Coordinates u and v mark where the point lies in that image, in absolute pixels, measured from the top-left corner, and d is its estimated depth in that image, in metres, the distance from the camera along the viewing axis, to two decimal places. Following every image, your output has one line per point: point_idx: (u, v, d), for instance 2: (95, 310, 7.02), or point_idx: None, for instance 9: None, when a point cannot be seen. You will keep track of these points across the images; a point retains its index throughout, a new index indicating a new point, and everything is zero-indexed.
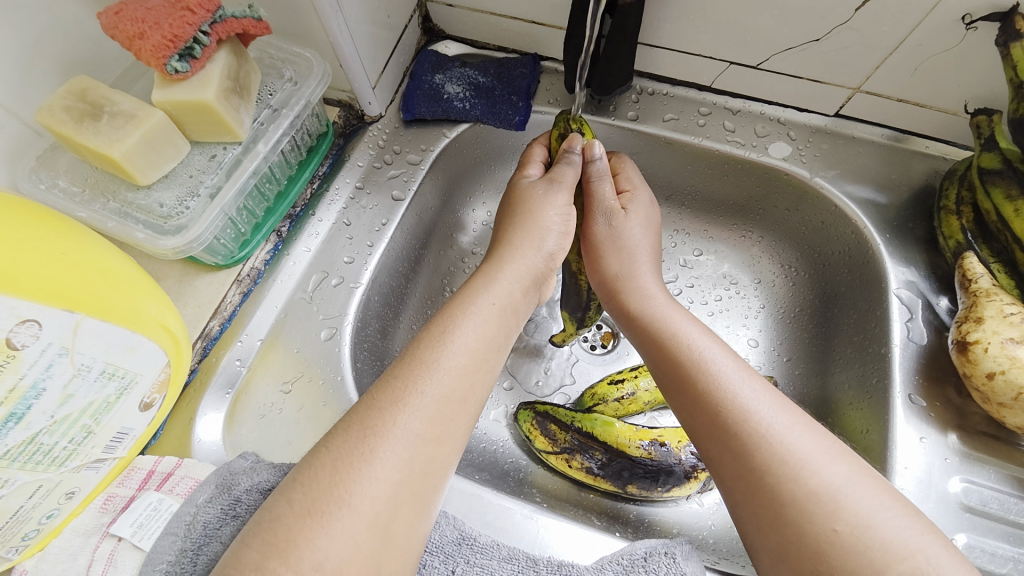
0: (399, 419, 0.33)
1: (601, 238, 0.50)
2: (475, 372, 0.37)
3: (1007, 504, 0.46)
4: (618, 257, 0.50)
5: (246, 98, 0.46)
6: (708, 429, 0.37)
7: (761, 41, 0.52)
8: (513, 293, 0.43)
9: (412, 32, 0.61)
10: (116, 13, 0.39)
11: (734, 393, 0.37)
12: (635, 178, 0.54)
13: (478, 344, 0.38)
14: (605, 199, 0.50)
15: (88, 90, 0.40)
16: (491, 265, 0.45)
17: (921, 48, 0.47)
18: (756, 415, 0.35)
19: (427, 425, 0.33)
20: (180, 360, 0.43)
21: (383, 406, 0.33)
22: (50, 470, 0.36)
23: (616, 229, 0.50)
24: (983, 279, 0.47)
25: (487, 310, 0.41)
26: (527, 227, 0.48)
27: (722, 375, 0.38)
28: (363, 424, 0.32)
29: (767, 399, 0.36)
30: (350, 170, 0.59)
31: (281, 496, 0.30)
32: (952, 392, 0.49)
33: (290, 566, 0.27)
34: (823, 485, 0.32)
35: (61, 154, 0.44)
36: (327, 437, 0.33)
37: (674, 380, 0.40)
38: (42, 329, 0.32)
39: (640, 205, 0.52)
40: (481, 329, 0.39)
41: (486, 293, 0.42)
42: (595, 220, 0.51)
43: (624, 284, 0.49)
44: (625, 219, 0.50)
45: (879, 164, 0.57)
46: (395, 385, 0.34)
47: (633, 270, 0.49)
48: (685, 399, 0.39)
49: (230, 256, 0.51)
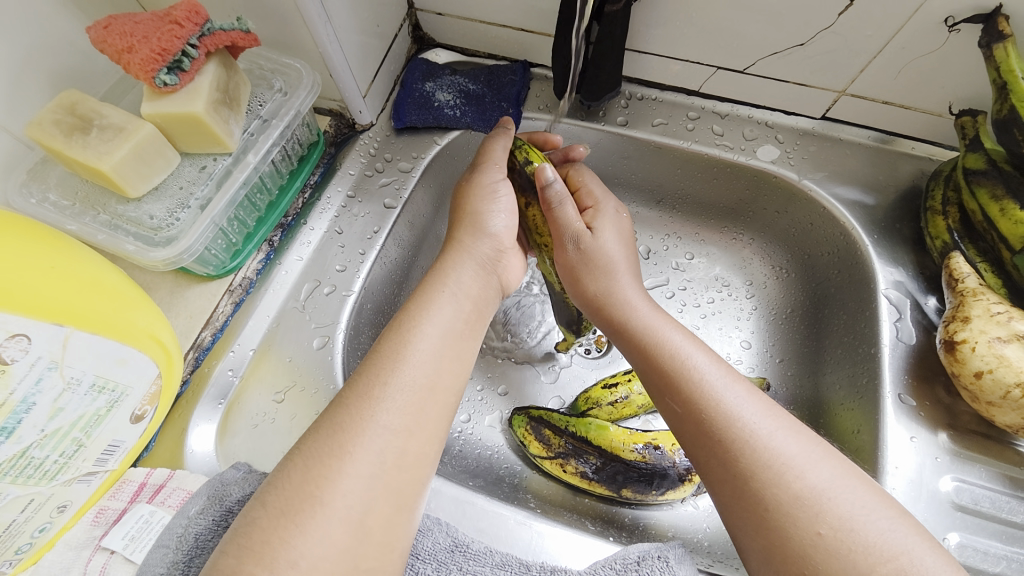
0: (373, 414, 0.33)
1: (573, 260, 0.48)
2: (444, 362, 0.38)
3: (997, 502, 0.46)
4: (594, 269, 0.47)
5: (236, 110, 0.46)
6: (693, 437, 0.37)
7: (747, 46, 0.52)
8: (470, 288, 0.43)
9: (402, 41, 0.61)
10: (105, 28, 0.39)
11: (718, 401, 0.37)
12: (597, 190, 0.53)
13: (445, 335, 0.39)
14: (571, 224, 0.47)
15: (77, 104, 0.41)
16: (445, 263, 0.45)
17: (904, 50, 0.48)
18: (740, 421, 0.35)
19: (400, 418, 0.34)
20: (171, 371, 0.43)
21: (349, 403, 0.34)
22: (41, 484, 0.36)
23: (586, 253, 0.47)
24: (970, 278, 0.48)
25: (443, 305, 0.41)
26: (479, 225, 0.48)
27: (707, 382, 0.38)
28: (331, 421, 0.33)
29: (751, 404, 0.37)
30: (341, 178, 0.59)
31: (256, 500, 0.31)
32: (942, 391, 0.49)
33: (265, 568, 0.28)
34: (807, 488, 0.32)
35: (51, 168, 0.44)
36: (300, 438, 0.33)
37: (659, 388, 0.40)
38: (32, 344, 0.32)
39: (608, 220, 0.50)
40: (439, 322, 0.39)
41: (438, 288, 0.42)
42: (563, 245, 0.48)
43: (603, 299, 0.47)
44: (595, 239, 0.48)
45: (867, 166, 0.58)
46: (361, 382, 0.35)
47: (614, 275, 0.47)
48: (671, 406, 0.39)
49: (221, 266, 0.51)
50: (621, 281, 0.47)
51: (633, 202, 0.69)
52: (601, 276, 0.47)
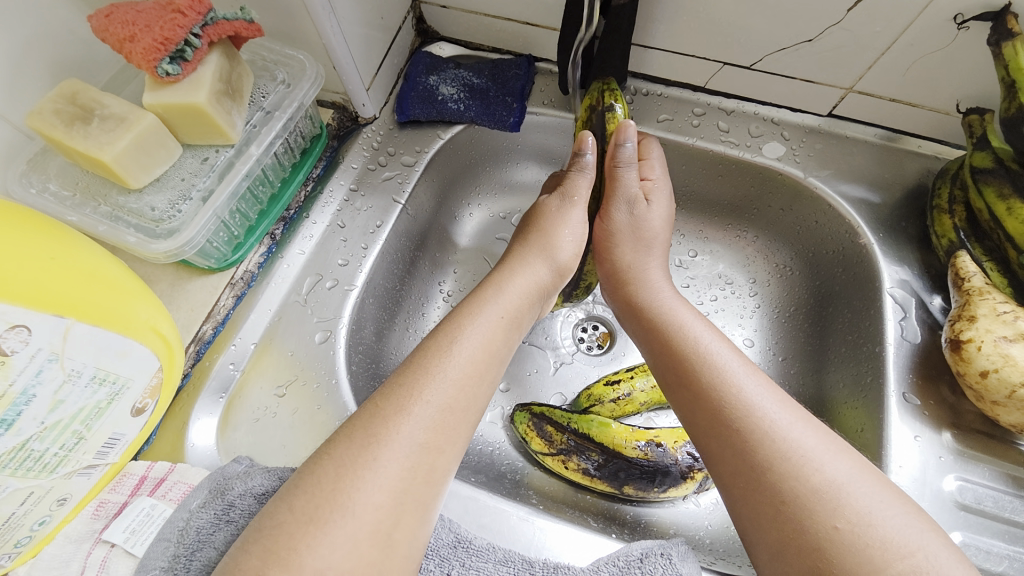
0: (403, 428, 0.33)
1: (618, 226, 0.52)
2: (475, 380, 0.37)
3: (1001, 502, 0.46)
4: (635, 241, 0.51)
5: (239, 101, 0.45)
6: (709, 425, 0.37)
7: (755, 41, 0.52)
8: (521, 307, 0.44)
9: (406, 33, 0.61)
10: (106, 16, 0.39)
11: (740, 388, 0.37)
12: (660, 166, 0.53)
13: (485, 353, 0.39)
14: (628, 186, 0.51)
15: (78, 93, 0.40)
16: (502, 275, 0.47)
17: (913, 47, 0.48)
18: (759, 411, 0.35)
19: (430, 435, 0.33)
20: (173, 365, 0.43)
21: (386, 414, 0.33)
22: (41, 477, 0.36)
23: (636, 217, 0.51)
24: (976, 277, 0.48)
25: (493, 321, 0.41)
26: (541, 242, 0.49)
27: (727, 370, 0.38)
28: (367, 430, 0.32)
29: (772, 395, 0.37)
30: (343, 172, 0.58)
31: (282, 502, 0.30)
32: (946, 391, 0.49)
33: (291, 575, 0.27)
34: (826, 481, 0.32)
35: (51, 158, 0.43)
36: (329, 443, 0.32)
37: (677, 374, 0.40)
38: (32, 335, 0.32)
39: (660, 199, 0.52)
40: (487, 340, 0.40)
41: (495, 305, 0.43)
42: (616, 207, 0.52)
43: (635, 277, 0.51)
44: (647, 209, 0.51)
45: (872, 163, 0.57)
46: (401, 394, 0.34)
47: (645, 258, 0.51)
48: (687, 394, 0.39)
49: (223, 259, 0.51)
50: (649, 266, 0.51)
51: None
52: (637, 251, 0.52)
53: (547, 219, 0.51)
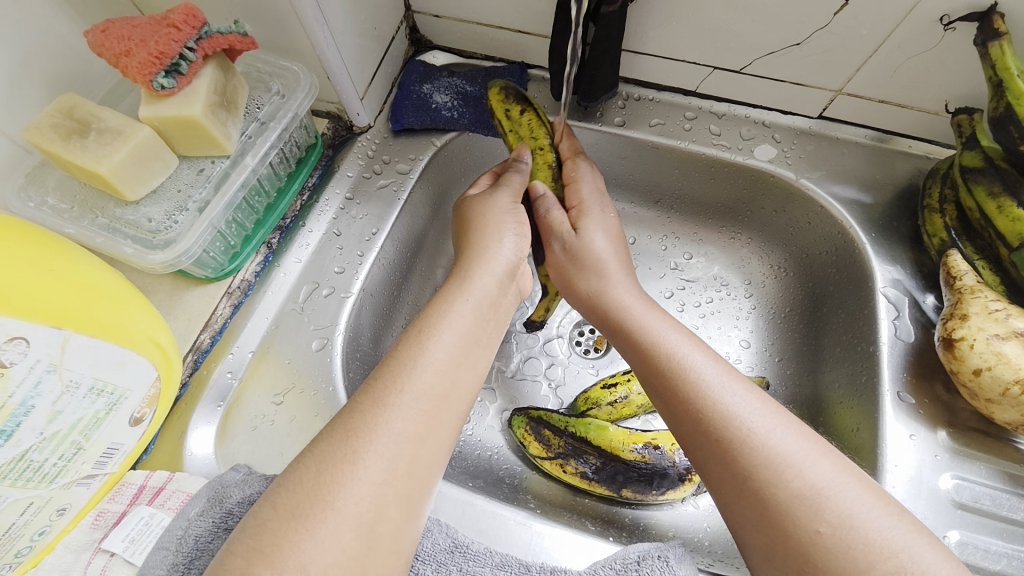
0: (385, 420, 0.33)
1: (562, 261, 0.51)
2: (459, 376, 0.37)
3: (998, 500, 0.46)
4: (585, 266, 0.50)
5: (234, 113, 0.46)
6: (692, 437, 0.37)
7: (744, 45, 0.52)
8: (489, 291, 0.44)
9: (400, 43, 0.61)
10: (103, 32, 0.39)
11: (714, 400, 0.37)
12: (586, 188, 0.54)
13: (460, 342, 0.39)
14: (558, 222, 0.51)
15: (75, 107, 0.41)
16: (465, 267, 0.45)
17: (900, 49, 0.48)
18: (737, 420, 0.35)
19: (411, 425, 0.33)
20: (170, 374, 0.43)
21: (364, 407, 0.34)
22: (40, 487, 0.36)
23: (575, 250, 0.51)
24: (968, 275, 0.48)
25: (475, 317, 0.41)
26: (487, 230, 0.48)
27: (703, 382, 0.38)
28: (346, 426, 0.33)
29: (748, 402, 0.37)
30: (339, 181, 0.59)
31: (266, 501, 0.30)
32: (941, 389, 0.49)
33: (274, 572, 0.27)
34: (807, 486, 0.32)
35: (49, 171, 0.44)
36: (312, 440, 0.33)
37: (658, 388, 0.40)
38: (30, 346, 0.32)
39: (597, 219, 0.52)
40: (464, 330, 0.40)
41: (467, 297, 0.42)
42: (552, 243, 0.52)
43: (600, 297, 0.49)
44: (579, 237, 0.51)
45: (864, 164, 0.58)
46: (378, 388, 0.35)
47: (607, 271, 0.49)
48: (669, 407, 0.39)
49: (219, 268, 0.51)
50: (614, 278, 0.49)
51: (631, 202, 0.69)
52: (593, 271, 0.50)
53: (491, 215, 0.48)
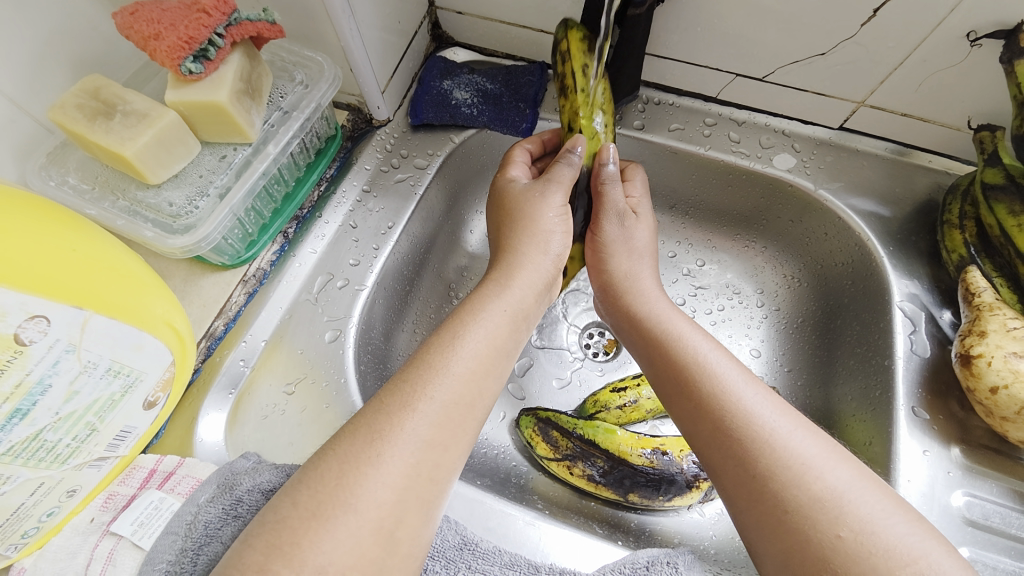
0: (409, 426, 0.33)
1: (611, 239, 0.50)
2: (478, 376, 0.37)
3: (1008, 518, 0.46)
4: (625, 257, 0.50)
5: (258, 100, 0.46)
6: (712, 437, 0.37)
7: (768, 53, 0.52)
8: (518, 296, 0.43)
9: (422, 38, 0.61)
10: (132, 14, 0.39)
11: (737, 397, 0.37)
12: (639, 186, 0.54)
13: (488, 351, 0.39)
14: (617, 202, 0.49)
15: (101, 88, 0.41)
16: (500, 273, 0.45)
17: (926, 63, 0.48)
18: (759, 420, 0.36)
19: (434, 431, 0.33)
20: (184, 359, 0.43)
21: (392, 412, 0.33)
22: (52, 468, 0.36)
23: (627, 231, 0.50)
24: (986, 293, 0.48)
25: (498, 319, 0.41)
26: (532, 232, 0.47)
27: (725, 380, 0.38)
28: (369, 427, 0.32)
29: (769, 403, 0.37)
30: (357, 173, 0.59)
31: (285, 497, 0.30)
32: (955, 406, 0.49)
33: (293, 570, 0.27)
34: (827, 489, 0.32)
35: (71, 151, 0.44)
36: (333, 439, 0.33)
37: (677, 386, 0.40)
38: (50, 326, 0.32)
39: (647, 215, 0.52)
40: (492, 339, 0.39)
41: (500, 302, 0.42)
42: (606, 220, 0.50)
43: (630, 288, 0.48)
44: (635, 225, 0.50)
45: (883, 177, 0.58)
46: (405, 391, 0.34)
47: (637, 268, 0.49)
48: (687, 404, 0.39)
49: (236, 256, 0.51)
50: (642, 274, 0.49)
51: (646, 207, 0.68)
52: (630, 266, 0.49)
53: (531, 206, 0.48)
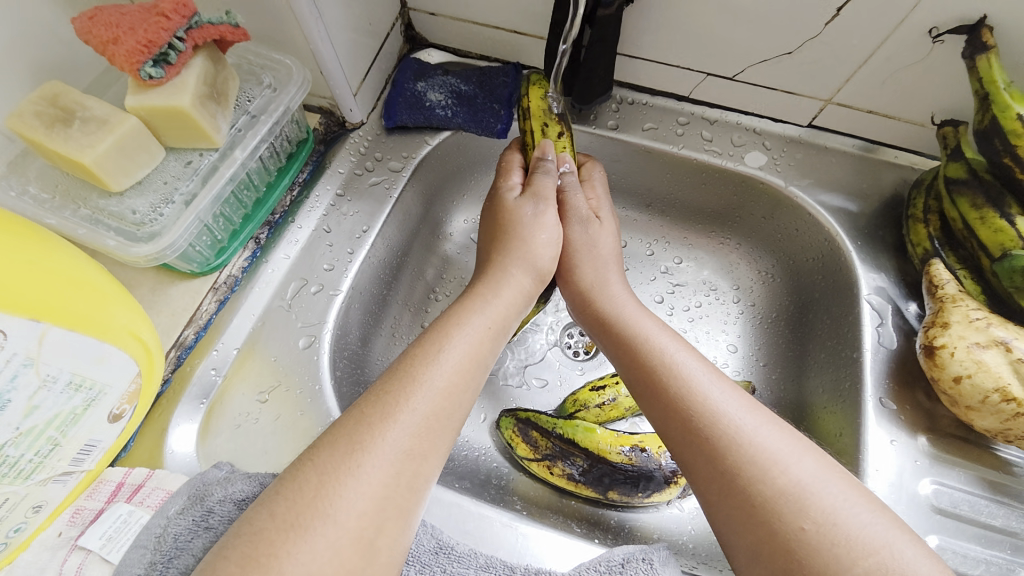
0: (379, 432, 0.32)
1: (576, 245, 0.51)
2: (457, 388, 0.37)
3: (975, 505, 0.47)
4: (592, 259, 0.51)
5: (223, 104, 0.45)
6: (681, 436, 0.37)
7: (736, 51, 0.53)
8: (491, 302, 0.44)
9: (394, 40, 0.61)
10: (89, 19, 0.38)
11: (704, 395, 0.38)
12: (599, 187, 0.55)
13: (460, 356, 0.39)
14: (580, 207, 0.51)
15: (58, 95, 0.40)
16: (487, 288, 0.45)
17: (889, 61, 0.49)
18: (725, 417, 0.36)
19: (413, 441, 0.33)
20: (153, 370, 0.42)
21: (373, 420, 0.33)
22: (15, 484, 0.35)
23: (591, 235, 0.51)
24: (949, 284, 0.49)
25: (480, 330, 0.41)
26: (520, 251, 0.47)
27: (692, 379, 0.39)
28: (352, 438, 0.32)
29: (734, 399, 0.38)
30: (330, 177, 0.58)
31: (253, 509, 0.30)
32: (922, 396, 0.50)
33: None
34: (792, 482, 0.33)
35: (31, 160, 0.43)
36: (312, 450, 0.32)
37: (647, 386, 0.41)
38: (6, 340, 0.31)
39: (609, 218, 0.53)
40: (464, 345, 0.39)
41: (479, 314, 0.42)
42: (569, 227, 0.52)
43: (597, 291, 0.49)
44: (598, 229, 0.52)
45: (851, 173, 0.59)
46: (379, 400, 0.34)
47: (604, 270, 0.50)
48: (657, 404, 0.39)
49: (206, 263, 0.50)
50: (610, 276, 0.50)
51: (623, 207, 0.69)
52: (597, 267, 0.50)
53: (523, 225, 0.48)
